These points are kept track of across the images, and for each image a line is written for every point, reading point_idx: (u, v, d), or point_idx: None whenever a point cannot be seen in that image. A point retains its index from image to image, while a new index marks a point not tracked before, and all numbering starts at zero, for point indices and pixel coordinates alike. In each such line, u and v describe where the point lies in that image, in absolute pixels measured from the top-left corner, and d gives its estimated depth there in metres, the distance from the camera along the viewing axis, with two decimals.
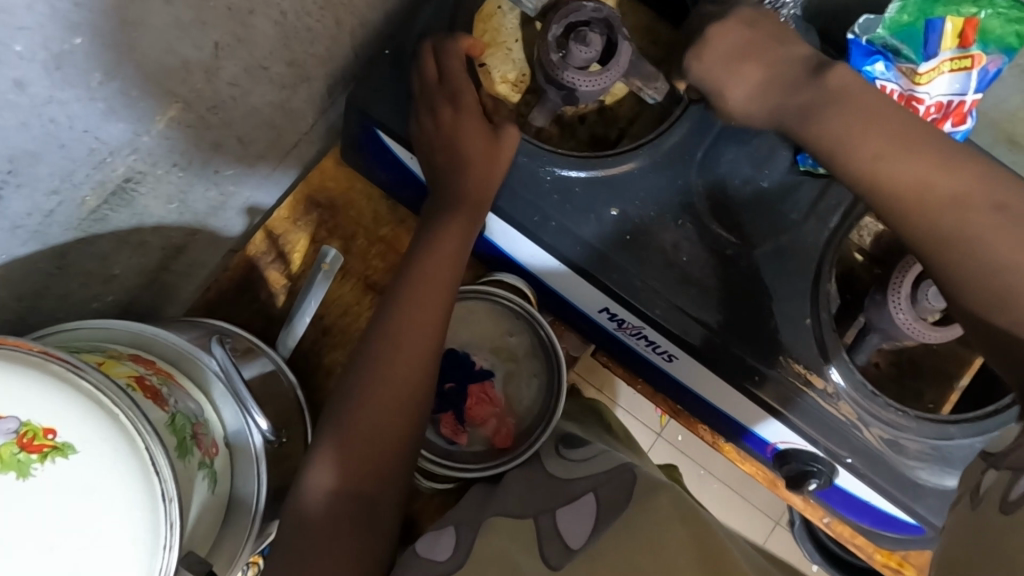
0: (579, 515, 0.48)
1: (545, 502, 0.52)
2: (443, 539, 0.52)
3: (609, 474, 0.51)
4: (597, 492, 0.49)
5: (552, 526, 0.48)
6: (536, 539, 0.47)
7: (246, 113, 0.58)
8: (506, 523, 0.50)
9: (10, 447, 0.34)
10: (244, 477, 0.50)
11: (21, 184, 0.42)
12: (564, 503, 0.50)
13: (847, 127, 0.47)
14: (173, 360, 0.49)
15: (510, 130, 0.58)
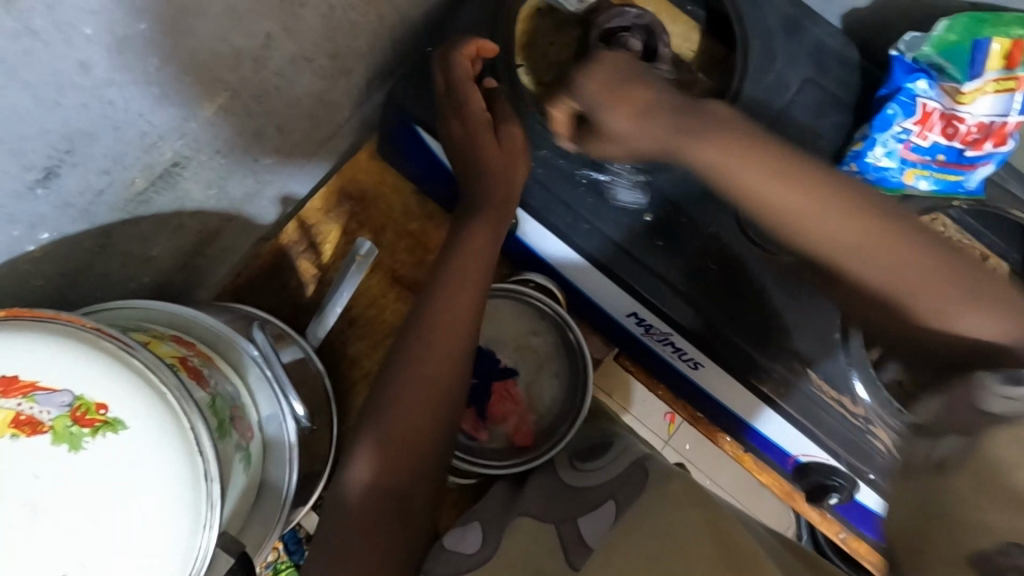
0: (600, 515, 0.48)
1: (568, 508, 0.52)
2: (470, 533, 0.53)
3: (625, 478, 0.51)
4: (616, 499, 0.49)
5: (575, 534, 0.48)
6: (559, 542, 0.47)
7: (288, 103, 0.58)
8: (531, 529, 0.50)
9: (64, 420, 0.36)
10: (276, 462, 0.50)
11: (76, 164, 0.43)
12: (587, 512, 0.50)
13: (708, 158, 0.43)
14: (211, 343, 0.50)
15: (510, 131, 0.58)
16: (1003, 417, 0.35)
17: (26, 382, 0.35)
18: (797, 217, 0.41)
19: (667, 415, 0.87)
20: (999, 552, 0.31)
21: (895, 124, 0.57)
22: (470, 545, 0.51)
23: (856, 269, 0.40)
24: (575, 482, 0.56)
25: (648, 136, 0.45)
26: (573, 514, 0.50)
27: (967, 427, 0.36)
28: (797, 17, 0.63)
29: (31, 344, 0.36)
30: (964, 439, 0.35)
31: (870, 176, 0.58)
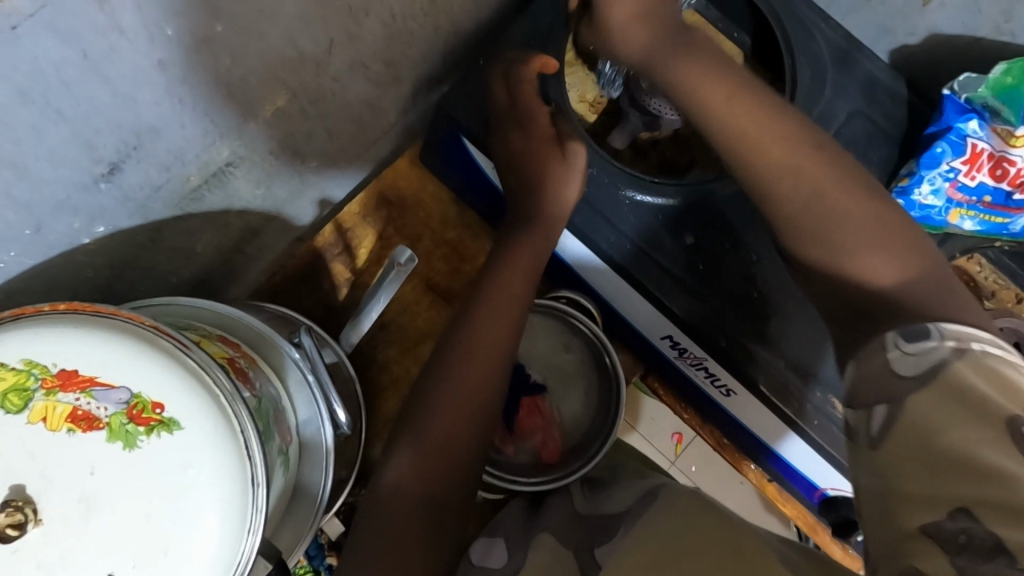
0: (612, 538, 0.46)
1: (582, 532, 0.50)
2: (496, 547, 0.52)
3: (633, 495, 0.52)
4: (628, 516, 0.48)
5: (592, 557, 0.46)
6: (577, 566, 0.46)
7: (341, 107, 0.59)
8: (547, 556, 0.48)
9: (120, 417, 0.36)
10: (311, 466, 0.50)
11: (140, 160, 0.43)
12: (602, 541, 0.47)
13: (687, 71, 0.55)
14: (253, 344, 0.50)
15: (574, 146, 0.59)
16: (915, 377, 0.39)
17: (86, 377, 0.35)
18: (758, 138, 0.52)
19: (675, 435, 0.93)
20: (946, 519, 0.34)
21: (943, 162, 0.56)
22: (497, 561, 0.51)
23: (785, 196, 0.50)
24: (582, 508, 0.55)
25: (639, 45, 0.57)
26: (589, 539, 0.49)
27: (890, 394, 0.40)
28: (846, 51, 0.63)
29: (91, 338, 0.36)
30: (890, 407, 0.39)
31: (913, 214, 0.59)
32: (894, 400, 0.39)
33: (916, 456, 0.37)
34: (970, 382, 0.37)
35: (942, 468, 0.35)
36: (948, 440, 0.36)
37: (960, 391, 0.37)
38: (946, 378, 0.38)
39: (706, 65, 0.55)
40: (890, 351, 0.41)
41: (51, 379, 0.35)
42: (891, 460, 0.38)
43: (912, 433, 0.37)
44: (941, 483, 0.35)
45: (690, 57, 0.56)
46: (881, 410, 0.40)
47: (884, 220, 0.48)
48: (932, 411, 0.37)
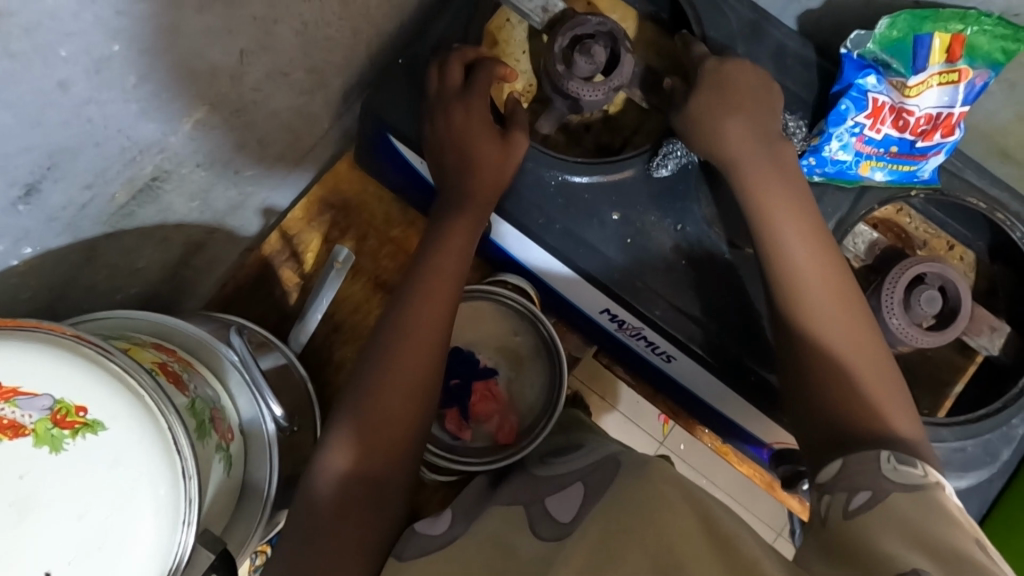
0: (570, 495, 0.48)
1: (534, 491, 0.52)
2: (439, 518, 0.52)
3: (597, 465, 0.50)
4: (585, 483, 0.48)
5: (543, 512, 0.48)
6: (528, 522, 0.47)
7: (268, 116, 0.61)
8: (495, 520, 0.49)
9: (45, 423, 0.37)
10: (256, 464, 0.52)
11: (58, 179, 0.45)
12: (553, 492, 0.50)
13: (741, 146, 0.58)
14: (191, 350, 0.52)
15: (516, 137, 0.61)
16: (905, 485, 0.43)
17: (8, 388, 0.37)
18: (786, 231, 0.56)
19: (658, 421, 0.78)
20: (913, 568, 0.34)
21: (848, 118, 0.59)
22: (438, 528, 0.50)
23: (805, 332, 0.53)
24: (542, 475, 0.55)
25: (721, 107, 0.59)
26: (539, 496, 0.50)
27: (877, 487, 0.44)
28: (753, 20, 0.65)
29: (15, 350, 0.37)
30: (871, 493, 0.43)
31: (828, 169, 0.61)
32: (879, 490, 0.43)
33: (892, 521, 0.39)
34: (935, 500, 0.41)
35: (907, 527, 0.38)
36: (924, 518, 0.39)
37: (933, 502, 0.40)
38: (925, 495, 0.41)
39: (767, 156, 0.58)
40: (881, 462, 0.46)
41: None
42: (857, 526, 0.41)
43: (887, 512, 0.41)
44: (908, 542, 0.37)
45: (759, 149, 0.58)
46: (863, 495, 0.43)
47: (886, 378, 0.51)
48: (909, 501, 0.41)
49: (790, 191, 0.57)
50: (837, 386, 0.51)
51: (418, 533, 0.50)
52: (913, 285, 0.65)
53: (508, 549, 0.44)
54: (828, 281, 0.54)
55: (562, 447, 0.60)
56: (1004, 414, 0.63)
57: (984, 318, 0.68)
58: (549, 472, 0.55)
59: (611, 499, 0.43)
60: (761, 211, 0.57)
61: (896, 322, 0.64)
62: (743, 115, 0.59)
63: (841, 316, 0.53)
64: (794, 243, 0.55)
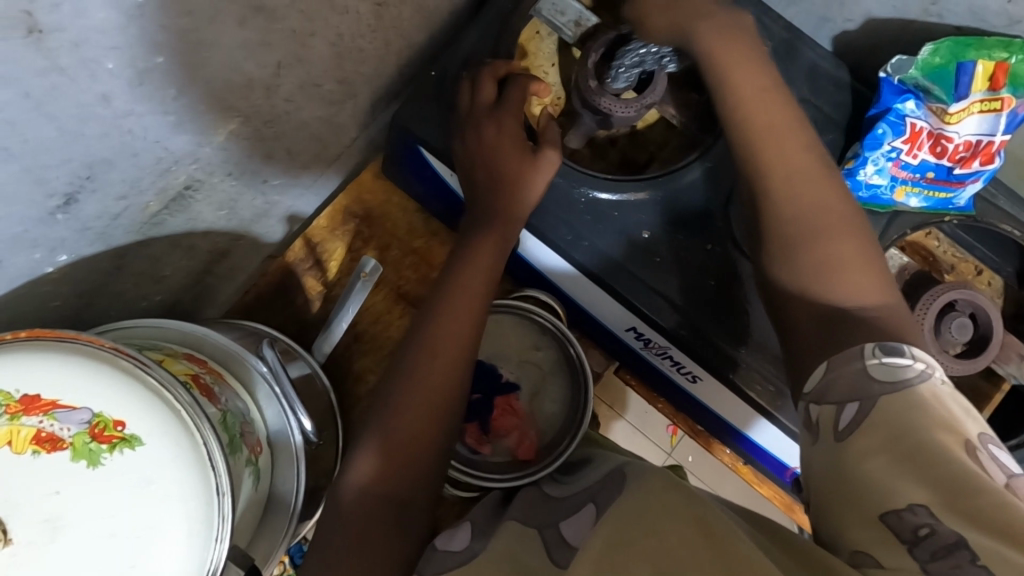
0: (582, 517, 0.47)
1: (547, 515, 0.52)
2: (458, 535, 0.52)
3: (606, 483, 0.50)
4: (596, 503, 0.47)
5: (557, 536, 0.47)
6: (542, 544, 0.46)
7: (297, 126, 0.60)
8: (512, 538, 0.48)
9: (83, 437, 0.37)
10: (283, 476, 0.52)
11: (95, 190, 0.45)
12: (567, 517, 0.49)
13: (722, 49, 0.58)
14: (221, 360, 0.51)
15: (546, 152, 0.60)
16: (885, 381, 0.41)
17: (47, 401, 0.37)
18: (760, 115, 0.56)
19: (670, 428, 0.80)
20: (907, 511, 0.35)
21: (885, 143, 0.58)
22: (457, 544, 0.51)
23: (784, 213, 0.53)
24: (558, 496, 0.55)
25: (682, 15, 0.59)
26: (554, 519, 0.49)
27: (864, 394, 0.41)
28: (788, 41, 0.64)
29: (54, 361, 0.37)
30: (859, 404, 0.41)
31: (861, 194, 0.60)
32: (866, 397, 0.41)
33: (884, 438, 0.38)
34: (925, 398, 0.39)
35: (896, 443, 0.38)
36: (913, 424, 0.38)
37: (925, 399, 0.39)
38: (913, 392, 0.39)
39: (742, 47, 0.59)
40: (866, 357, 0.43)
41: (14, 405, 0.36)
42: (846, 454, 0.40)
43: (879, 426, 0.39)
44: (896, 471, 0.37)
45: (733, 43, 0.58)
46: (851, 407, 0.41)
47: (871, 256, 0.51)
48: (897, 404, 0.39)
49: (763, 80, 0.58)
50: (827, 257, 0.51)
51: (442, 550, 0.50)
52: (943, 311, 0.65)
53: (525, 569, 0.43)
54: (808, 159, 0.55)
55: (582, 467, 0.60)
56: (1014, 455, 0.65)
57: (1013, 346, 0.68)
58: (564, 494, 0.55)
59: (617, 505, 0.43)
60: (734, 100, 0.57)
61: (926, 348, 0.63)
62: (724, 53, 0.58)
63: (820, 196, 0.53)
64: (770, 128, 0.56)
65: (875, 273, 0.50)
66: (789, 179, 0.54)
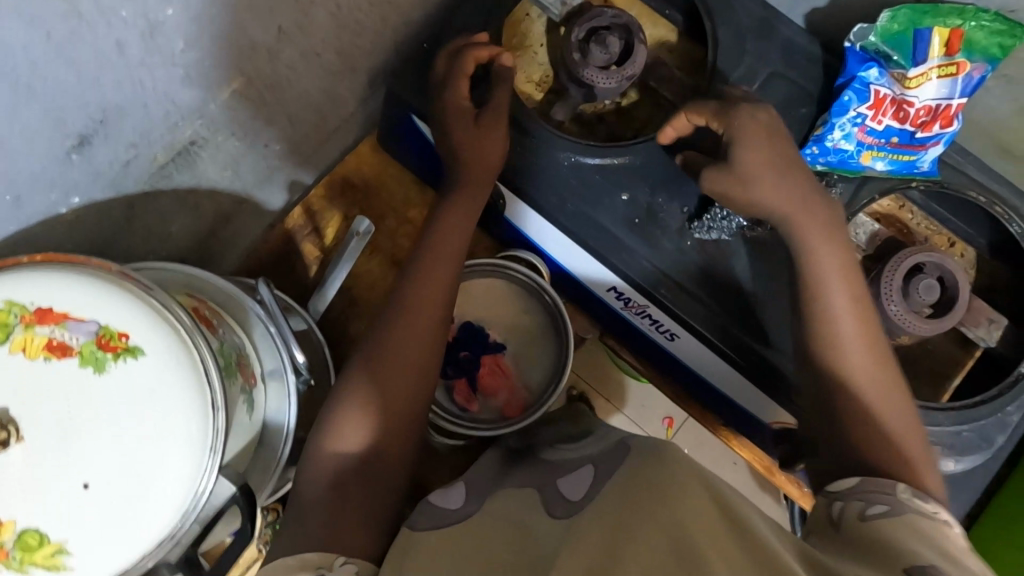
0: (580, 476, 0.49)
1: (544, 475, 0.53)
2: (451, 491, 0.54)
3: (609, 451, 0.51)
4: (596, 466, 0.50)
5: (556, 494, 0.49)
6: (541, 499, 0.49)
7: (299, 94, 0.64)
8: (508, 498, 0.51)
9: (90, 346, 0.40)
10: (275, 411, 0.55)
11: (108, 135, 0.48)
12: (563, 475, 0.51)
13: (752, 162, 0.58)
14: (222, 301, 0.55)
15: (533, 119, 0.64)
16: (904, 512, 0.44)
17: (59, 313, 0.40)
18: (779, 204, 0.57)
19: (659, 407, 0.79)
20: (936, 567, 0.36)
21: (851, 109, 0.62)
22: (451, 502, 0.52)
23: (823, 317, 0.55)
24: (548, 460, 0.56)
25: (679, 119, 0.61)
26: (551, 479, 0.52)
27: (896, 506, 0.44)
28: (764, 17, 0.68)
29: (67, 279, 0.41)
30: (889, 508, 0.44)
31: (831, 158, 0.64)
32: (897, 508, 0.44)
33: (908, 531, 0.41)
34: (947, 531, 0.42)
35: (926, 539, 0.40)
36: (938, 537, 0.41)
37: (945, 533, 0.41)
38: (936, 523, 0.42)
39: (794, 180, 0.58)
40: (898, 491, 0.46)
41: (29, 316, 0.40)
42: (878, 528, 0.42)
43: (907, 523, 0.42)
44: (928, 545, 0.39)
45: (761, 150, 0.58)
46: (881, 507, 0.45)
47: (893, 383, 0.53)
48: (927, 525, 0.42)
49: (784, 184, 0.57)
50: (847, 380, 0.53)
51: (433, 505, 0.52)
52: (912, 274, 0.67)
53: (524, 526, 0.45)
54: (842, 265, 0.56)
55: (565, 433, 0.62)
56: (1000, 399, 0.64)
57: (982, 310, 0.70)
58: (557, 456, 0.57)
59: (630, 473, 0.45)
60: (757, 196, 0.58)
61: (893, 307, 0.66)
62: (750, 155, 0.57)
63: (864, 311, 0.55)
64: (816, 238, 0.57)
65: (896, 402, 0.53)
66: (847, 303, 0.55)
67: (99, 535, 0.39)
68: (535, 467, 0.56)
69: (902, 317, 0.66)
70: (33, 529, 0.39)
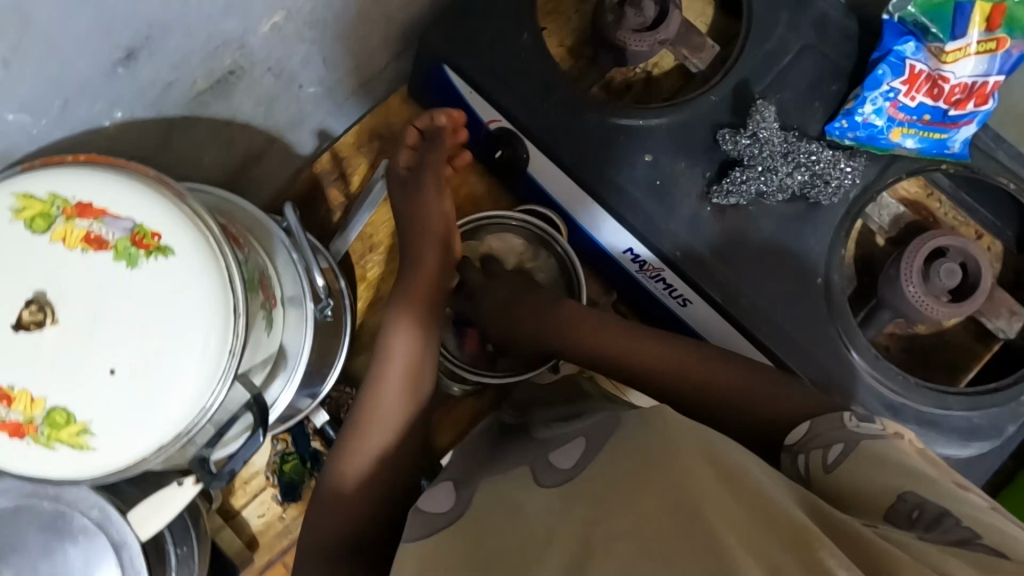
0: (571, 448, 0.46)
1: (537, 451, 0.50)
2: (444, 493, 0.50)
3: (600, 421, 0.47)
4: (587, 437, 0.46)
5: (546, 467, 0.46)
6: (532, 476, 0.46)
7: (335, 37, 0.65)
8: (500, 480, 0.48)
9: (125, 242, 0.42)
10: (293, 335, 0.57)
11: (153, 52, 0.51)
12: (553, 449, 0.48)
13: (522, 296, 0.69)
14: (249, 226, 0.57)
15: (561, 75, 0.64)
16: (854, 443, 0.45)
17: (98, 208, 0.42)
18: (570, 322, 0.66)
19: None
20: (902, 500, 0.39)
21: (884, 84, 0.62)
22: (441, 505, 0.48)
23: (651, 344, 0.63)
24: (543, 437, 0.52)
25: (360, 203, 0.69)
26: (544, 454, 0.48)
27: (846, 439, 0.46)
28: None
29: (106, 179, 0.43)
30: (844, 445, 0.45)
31: (860, 133, 0.63)
32: (850, 440, 0.46)
33: (866, 463, 0.43)
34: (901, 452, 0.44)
35: (888, 467, 0.42)
36: (892, 458, 0.43)
37: (898, 454, 0.44)
38: (888, 446, 0.44)
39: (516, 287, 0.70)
40: (845, 422, 0.48)
41: (70, 209, 0.42)
42: (842, 475, 0.43)
43: (865, 456, 0.44)
44: (886, 474, 0.42)
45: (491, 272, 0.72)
46: (837, 448, 0.46)
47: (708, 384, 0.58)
48: (876, 451, 0.44)
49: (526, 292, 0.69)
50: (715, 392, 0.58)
51: (423, 512, 0.48)
52: (933, 259, 0.66)
53: (514, 503, 0.44)
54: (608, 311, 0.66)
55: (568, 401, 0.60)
56: (1013, 389, 0.64)
57: (1004, 301, 0.67)
58: (549, 432, 0.53)
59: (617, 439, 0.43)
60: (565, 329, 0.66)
61: (912, 290, 0.65)
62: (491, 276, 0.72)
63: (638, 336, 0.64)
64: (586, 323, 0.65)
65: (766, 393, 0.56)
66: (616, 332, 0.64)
67: (121, 420, 0.42)
68: (526, 437, 0.55)
69: (923, 299, 0.65)
70: (61, 408, 0.41)
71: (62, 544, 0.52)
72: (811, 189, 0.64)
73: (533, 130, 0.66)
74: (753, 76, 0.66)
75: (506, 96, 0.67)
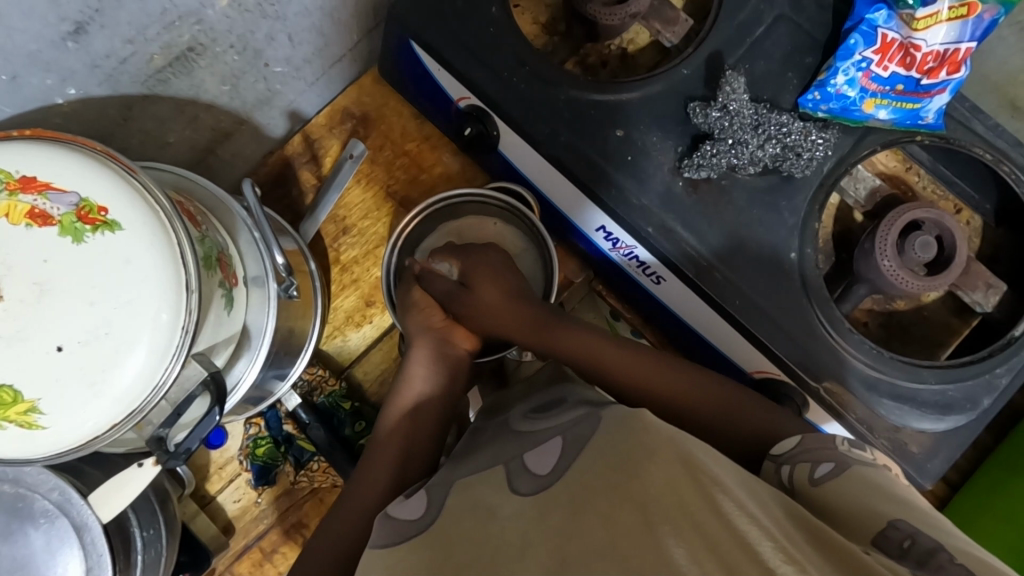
0: (548, 450, 0.45)
1: (513, 447, 0.49)
2: (414, 498, 0.49)
3: (579, 417, 0.47)
4: (565, 436, 0.45)
5: (522, 465, 0.46)
6: (507, 475, 0.45)
7: (299, 12, 0.63)
8: (472, 481, 0.47)
9: (71, 217, 0.41)
10: (255, 313, 0.56)
11: (104, 25, 0.49)
12: (532, 446, 0.47)
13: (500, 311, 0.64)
14: (210, 204, 0.56)
15: None
16: (846, 465, 0.44)
17: (42, 182, 0.41)
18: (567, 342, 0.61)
19: None
20: (889, 529, 0.39)
21: (856, 53, 0.61)
22: (414, 512, 0.47)
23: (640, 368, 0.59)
24: (521, 430, 0.51)
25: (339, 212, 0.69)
26: (520, 451, 0.47)
27: (837, 458, 0.45)
28: None
29: (53, 155, 0.42)
30: (835, 464, 0.45)
31: (833, 105, 0.62)
32: (841, 462, 0.45)
33: (854, 488, 0.42)
34: (886, 478, 0.44)
35: (876, 493, 0.42)
36: (880, 484, 0.43)
37: (887, 480, 0.43)
38: (878, 473, 0.44)
39: (509, 297, 0.64)
40: (837, 444, 0.47)
41: (13, 183, 0.41)
42: (830, 495, 0.43)
43: (856, 478, 0.43)
44: (873, 500, 0.41)
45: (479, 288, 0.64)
46: (826, 467, 0.45)
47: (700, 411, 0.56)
48: (867, 477, 0.43)
49: (512, 304, 0.64)
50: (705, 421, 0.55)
51: (393, 518, 0.47)
52: (908, 231, 0.66)
53: (488, 508, 0.43)
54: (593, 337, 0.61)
55: (546, 384, 0.59)
56: (988, 361, 0.64)
57: (981, 273, 0.66)
58: (528, 426, 0.51)
59: (594, 444, 0.42)
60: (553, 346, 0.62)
61: (887, 263, 0.64)
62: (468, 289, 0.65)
63: (621, 360, 0.59)
64: (575, 346, 0.61)
65: (753, 421, 0.55)
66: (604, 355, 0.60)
67: (71, 397, 0.41)
68: (502, 423, 0.55)
69: (899, 272, 0.64)
70: (8, 386, 0.40)
71: (22, 527, 0.53)
72: (783, 161, 0.63)
73: (504, 106, 0.65)
74: (726, 48, 0.65)
75: (475, 72, 0.65)
